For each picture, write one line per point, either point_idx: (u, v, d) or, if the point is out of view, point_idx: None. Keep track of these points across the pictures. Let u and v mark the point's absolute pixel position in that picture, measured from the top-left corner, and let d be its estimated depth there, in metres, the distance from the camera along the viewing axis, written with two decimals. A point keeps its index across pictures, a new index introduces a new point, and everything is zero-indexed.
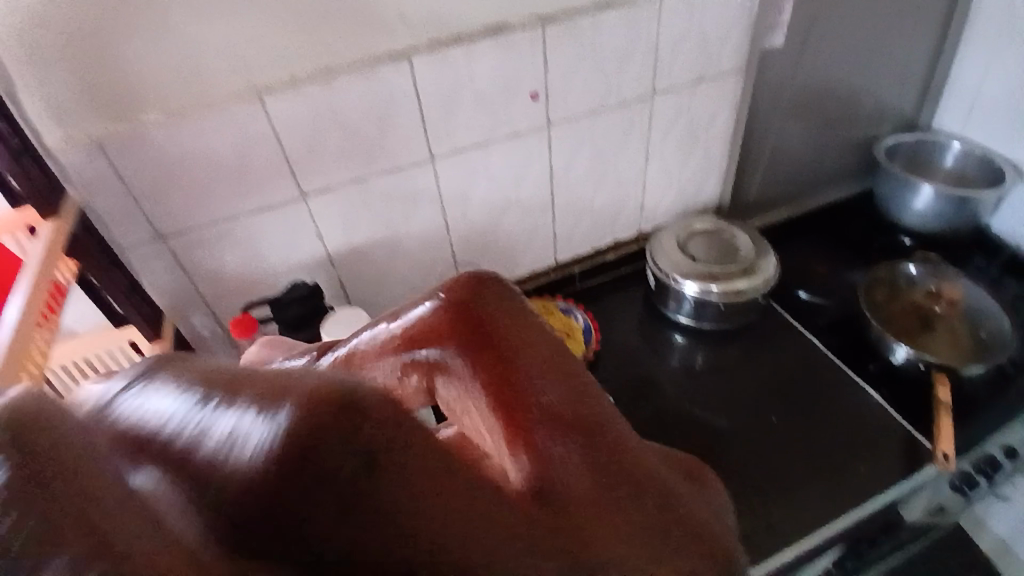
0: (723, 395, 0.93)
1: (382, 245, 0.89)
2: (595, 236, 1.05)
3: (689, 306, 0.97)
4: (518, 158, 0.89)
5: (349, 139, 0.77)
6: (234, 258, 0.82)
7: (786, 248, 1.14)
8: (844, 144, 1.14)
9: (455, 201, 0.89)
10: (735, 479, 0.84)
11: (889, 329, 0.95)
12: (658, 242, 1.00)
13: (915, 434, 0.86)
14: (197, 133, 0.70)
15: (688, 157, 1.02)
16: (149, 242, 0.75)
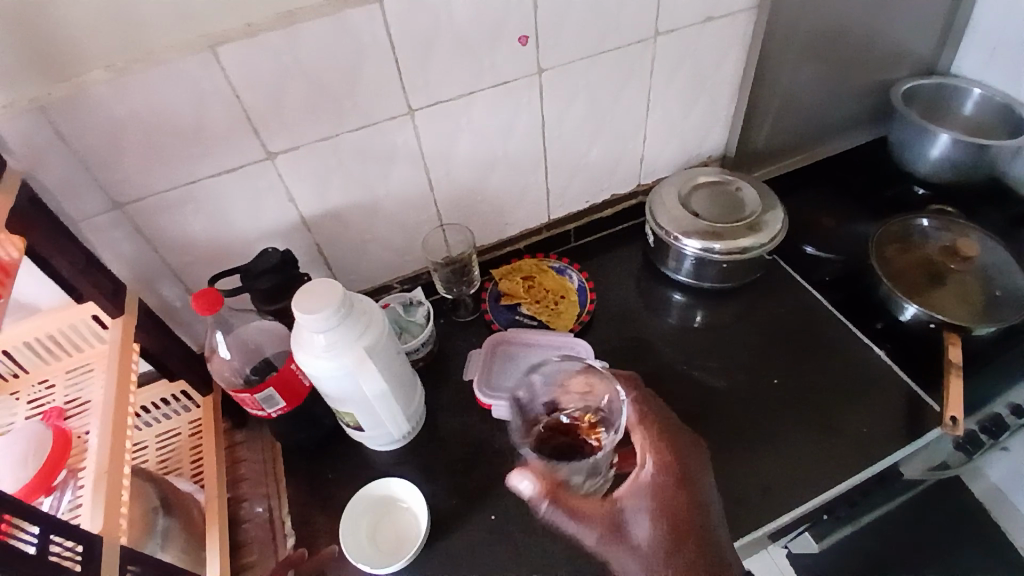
0: (722, 353, 0.89)
1: (359, 206, 0.83)
2: (590, 191, 0.98)
3: (690, 265, 0.92)
4: (504, 108, 0.82)
5: (317, 93, 0.70)
6: (200, 223, 0.76)
7: (793, 199, 1.07)
8: (860, 87, 1.05)
9: (437, 156, 0.82)
10: (731, 440, 0.79)
11: (898, 284, 0.89)
12: (657, 197, 0.94)
13: (922, 394, 0.81)
14: (146, 92, 0.63)
15: (691, 103, 0.94)
16: (105, 211, 0.70)
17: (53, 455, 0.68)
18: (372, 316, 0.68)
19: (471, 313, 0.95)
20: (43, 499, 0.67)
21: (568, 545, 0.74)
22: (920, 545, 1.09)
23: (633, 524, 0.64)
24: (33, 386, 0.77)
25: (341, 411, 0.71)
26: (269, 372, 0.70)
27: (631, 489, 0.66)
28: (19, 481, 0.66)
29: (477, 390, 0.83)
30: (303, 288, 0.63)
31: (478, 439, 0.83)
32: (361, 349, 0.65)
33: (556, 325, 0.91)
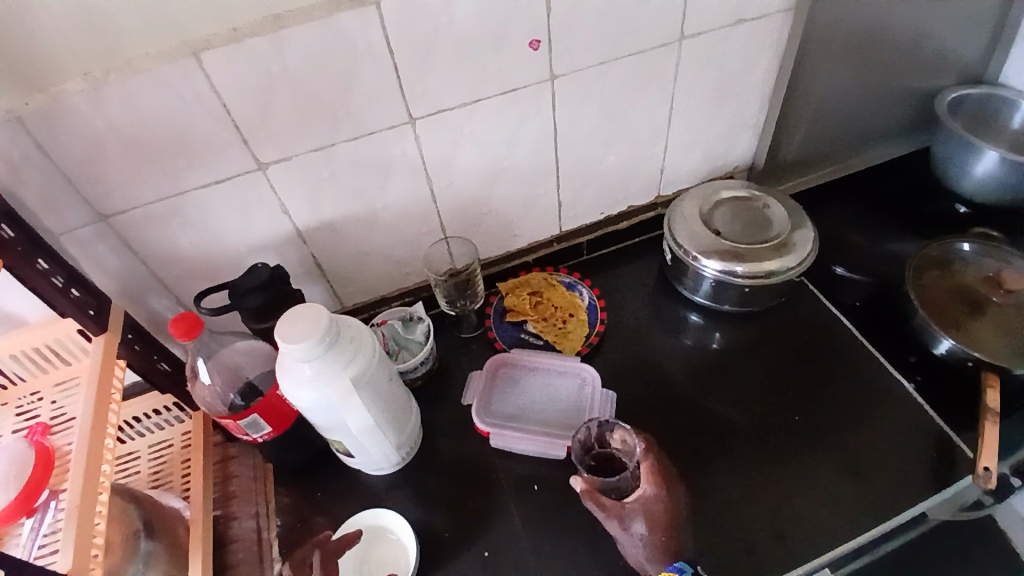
0: (740, 382, 0.83)
1: (357, 217, 0.78)
2: (604, 202, 0.93)
3: (708, 287, 0.86)
4: (511, 117, 0.76)
5: (309, 102, 0.65)
6: (189, 234, 0.72)
7: (824, 213, 1.00)
8: (903, 93, 0.97)
9: (439, 166, 0.77)
10: (744, 480, 0.74)
11: (934, 315, 0.82)
12: (677, 211, 0.88)
13: (955, 438, 0.75)
14: (127, 101, 0.59)
15: (715, 111, 0.87)
16: (88, 223, 0.66)
17: (34, 476, 0.65)
18: (362, 342, 0.64)
19: (475, 328, 0.91)
20: (25, 520, 0.65)
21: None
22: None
23: (636, 526, 0.67)
24: (23, 397, 0.75)
25: (331, 438, 0.67)
26: (255, 398, 0.66)
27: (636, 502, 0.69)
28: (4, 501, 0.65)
29: (475, 416, 0.79)
30: (287, 315, 0.59)
31: (474, 465, 0.79)
32: (348, 380, 0.61)
33: (563, 346, 0.86)
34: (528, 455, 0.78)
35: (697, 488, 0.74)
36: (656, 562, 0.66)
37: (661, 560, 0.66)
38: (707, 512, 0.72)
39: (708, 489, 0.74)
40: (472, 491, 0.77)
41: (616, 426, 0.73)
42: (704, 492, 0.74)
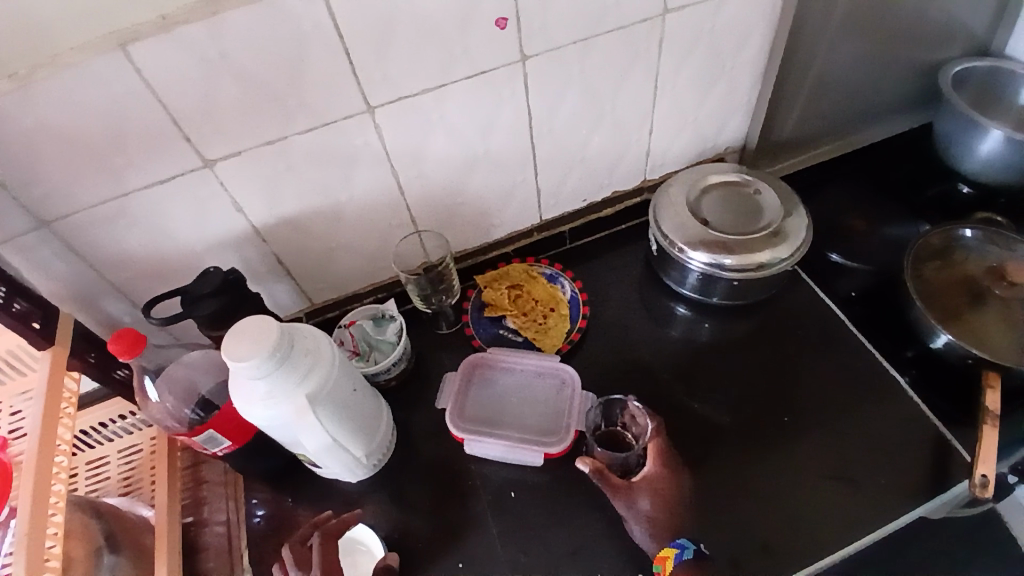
0: (727, 380, 0.80)
1: (321, 213, 0.73)
2: (587, 189, 0.88)
3: (695, 279, 0.81)
4: (482, 102, 0.70)
5: (254, 94, 0.60)
6: (139, 237, 0.67)
7: (821, 195, 0.94)
8: (907, 64, 0.91)
9: (408, 157, 0.72)
10: (728, 484, 0.72)
11: (932, 307, 0.78)
12: (662, 199, 0.82)
13: (950, 438, 0.72)
14: (57, 100, 0.54)
15: (705, 89, 0.81)
16: (29, 230, 0.61)
17: None
18: (318, 354, 0.60)
19: (453, 324, 0.87)
20: None
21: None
22: (948, 560, 0.99)
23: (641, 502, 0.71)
24: None
25: (295, 452, 0.64)
26: (212, 411, 0.63)
27: (641, 479, 0.72)
28: None
29: (450, 422, 0.76)
30: (232, 332, 0.55)
31: (450, 471, 0.76)
32: (304, 396, 0.57)
33: (543, 344, 0.83)
34: (504, 460, 0.76)
35: (680, 495, 0.71)
36: (655, 544, 0.69)
37: (662, 535, 0.69)
38: (693, 524, 0.69)
39: (694, 497, 0.71)
40: (448, 498, 0.75)
41: (627, 403, 0.76)
42: (689, 502, 0.71)
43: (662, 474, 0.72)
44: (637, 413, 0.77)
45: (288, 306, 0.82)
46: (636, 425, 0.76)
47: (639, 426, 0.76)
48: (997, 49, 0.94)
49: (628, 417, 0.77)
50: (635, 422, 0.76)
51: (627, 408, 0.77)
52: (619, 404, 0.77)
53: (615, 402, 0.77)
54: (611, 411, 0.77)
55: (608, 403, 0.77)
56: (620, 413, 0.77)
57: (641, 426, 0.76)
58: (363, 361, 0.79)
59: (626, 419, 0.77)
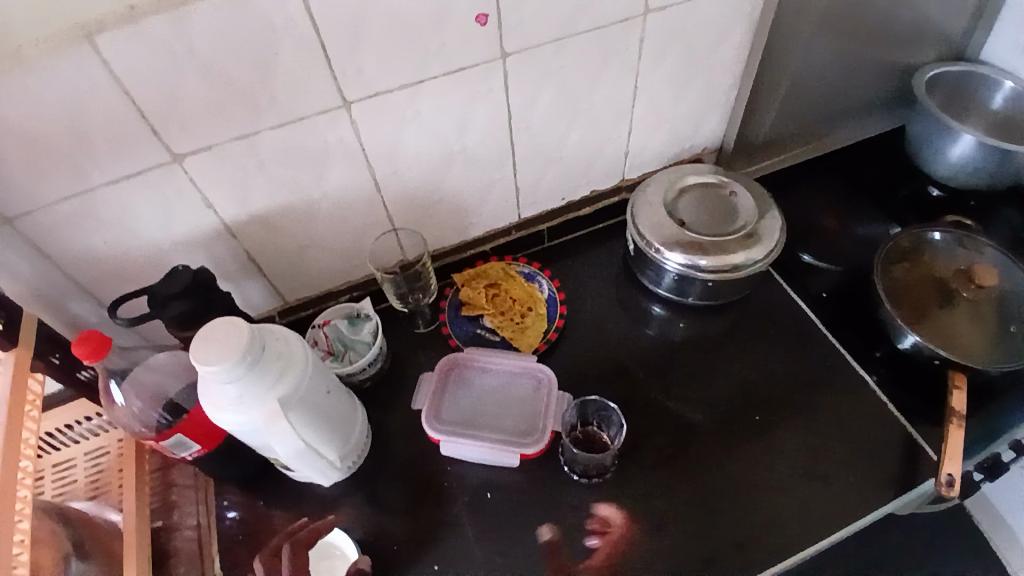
0: (701, 380, 0.80)
1: (294, 210, 0.72)
2: (565, 187, 0.87)
3: (671, 280, 0.82)
4: (460, 99, 0.69)
5: (224, 88, 0.58)
6: (104, 235, 0.65)
7: (795, 195, 0.95)
8: (881, 67, 0.92)
9: (384, 154, 0.71)
10: (699, 483, 0.73)
11: (902, 308, 0.80)
12: (640, 199, 0.82)
13: (915, 436, 0.74)
14: (15, 92, 0.51)
15: (683, 89, 0.81)
16: None
17: None
18: (290, 357, 0.59)
19: (429, 323, 0.86)
20: None
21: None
22: (912, 549, 1.03)
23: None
24: None
25: (267, 456, 0.63)
26: (181, 416, 0.62)
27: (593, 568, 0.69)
28: None
29: (425, 423, 0.75)
30: (200, 335, 0.53)
31: (426, 471, 0.76)
32: (275, 399, 0.56)
33: (520, 344, 0.83)
34: (479, 462, 0.76)
35: (655, 494, 0.72)
36: (626, 544, 0.70)
37: (634, 543, 0.70)
38: (661, 524, 0.70)
39: (669, 497, 0.72)
40: (424, 499, 0.74)
41: (601, 402, 0.76)
42: (664, 501, 0.72)
43: (631, 475, 0.74)
44: (609, 411, 0.76)
45: (260, 305, 0.81)
46: (609, 425, 0.77)
47: (611, 427, 0.77)
48: (967, 53, 0.96)
49: (601, 416, 0.77)
50: (608, 421, 0.77)
51: (599, 406, 0.77)
52: (591, 403, 0.77)
53: (588, 401, 0.77)
54: (584, 411, 0.77)
55: (580, 403, 0.77)
56: (593, 411, 0.77)
57: (614, 427, 0.76)
58: (338, 361, 0.78)
59: (599, 419, 0.77)
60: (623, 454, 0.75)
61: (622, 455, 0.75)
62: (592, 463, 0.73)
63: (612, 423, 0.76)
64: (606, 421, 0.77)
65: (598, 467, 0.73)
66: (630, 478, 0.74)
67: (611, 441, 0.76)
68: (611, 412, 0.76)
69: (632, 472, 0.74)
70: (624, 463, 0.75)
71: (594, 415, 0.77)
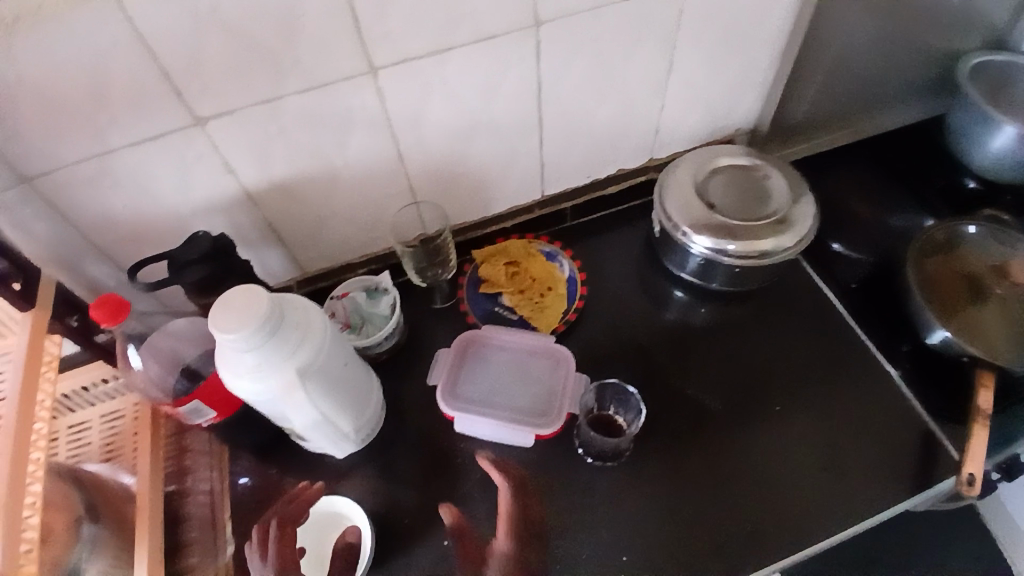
0: (722, 367, 0.79)
1: (314, 177, 0.70)
2: (590, 165, 0.85)
3: (696, 264, 0.80)
4: (489, 68, 0.67)
5: (249, 48, 0.56)
6: (123, 197, 0.63)
7: (825, 181, 0.93)
8: (925, 50, 0.88)
9: (408, 122, 0.69)
10: (714, 471, 0.72)
11: (932, 303, 0.78)
12: (668, 179, 0.80)
13: (938, 434, 0.73)
14: (38, 48, 0.49)
15: (719, 65, 0.78)
16: (8, 186, 0.57)
17: None
18: (309, 327, 0.58)
19: (447, 299, 0.85)
20: None
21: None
22: (917, 543, 1.03)
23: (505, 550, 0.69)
24: None
25: (282, 425, 0.63)
26: (198, 382, 0.61)
27: (502, 529, 0.70)
28: None
29: (439, 398, 0.75)
30: (219, 302, 0.52)
31: (439, 448, 0.76)
32: (290, 370, 0.55)
33: (539, 324, 0.81)
34: (493, 440, 0.75)
35: (667, 481, 0.71)
36: (640, 529, 0.69)
37: (647, 529, 0.69)
38: (675, 511, 0.70)
39: (681, 485, 0.71)
40: (437, 475, 0.74)
41: (620, 385, 0.75)
42: (676, 488, 0.71)
43: (646, 460, 0.73)
44: (627, 395, 0.75)
45: (278, 274, 0.80)
46: (625, 408, 0.76)
47: (628, 409, 0.75)
48: (1016, 39, 0.91)
49: (619, 399, 0.76)
50: (625, 404, 0.75)
51: (618, 389, 0.75)
52: (609, 385, 0.76)
53: (607, 383, 0.76)
54: (601, 393, 0.76)
55: (598, 385, 0.75)
56: (610, 394, 0.76)
57: (631, 410, 0.75)
58: (355, 334, 0.77)
59: (615, 401, 0.76)
60: (639, 438, 0.74)
61: (639, 439, 0.74)
62: (609, 446, 0.72)
63: (630, 406, 0.75)
64: (624, 404, 0.76)
65: (614, 451, 0.72)
66: (645, 462, 0.73)
67: (626, 424, 0.75)
68: (629, 396, 0.75)
69: (647, 456, 0.73)
70: (640, 447, 0.74)
71: (611, 397, 0.76)
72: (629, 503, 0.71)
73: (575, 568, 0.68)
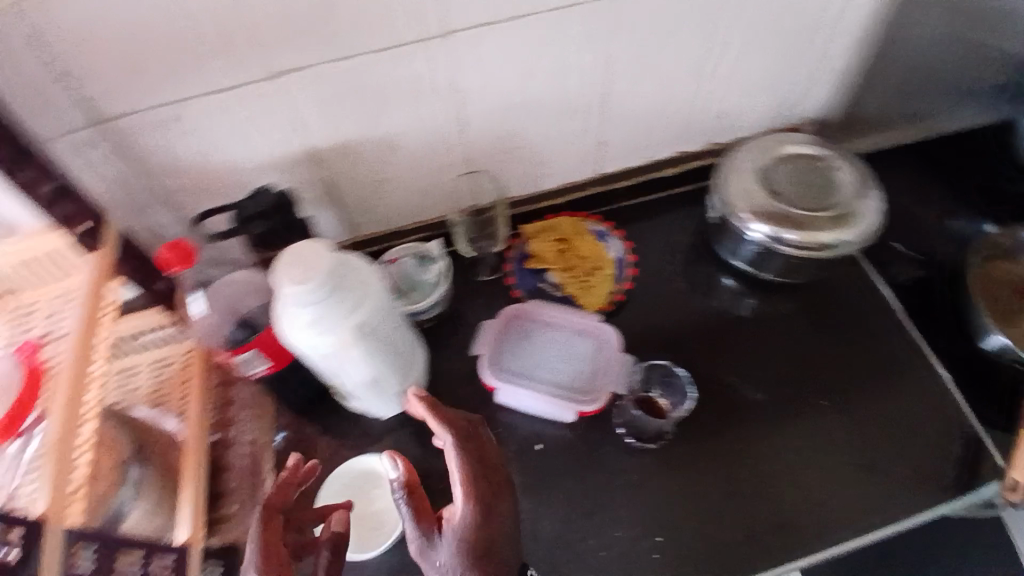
0: (765, 357, 0.78)
1: (374, 141, 0.70)
2: (648, 146, 0.84)
3: (752, 251, 0.79)
4: (561, 41, 0.66)
5: (330, 6, 0.55)
6: (191, 146, 0.64)
7: (886, 180, 0.90)
8: (1006, 51, 0.85)
9: (473, 91, 0.68)
10: (746, 461, 0.72)
11: (989, 308, 0.76)
12: (732, 163, 0.79)
13: (986, 441, 0.71)
14: None
15: (793, 52, 0.76)
16: (82, 128, 0.59)
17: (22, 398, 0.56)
18: (366, 287, 0.58)
19: (492, 272, 0.85)
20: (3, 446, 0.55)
21: (562, 557, 0.68)
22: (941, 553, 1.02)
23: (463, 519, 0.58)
24: (16, 308, 0.64)
25: (332, 379, 0.64)
26: (255, 331, 0.63)
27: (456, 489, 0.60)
28: None
29: (483, 368, 0.75)
30: (285, 252, 0.53)
31: (476, 418, 0.76)
32: (345, 328, 0.56)
33: (586, 302, 0.82)
34: (532, 413, 0.76)
35: (697, 468, 0.72)
36: (668, 514, 0.70)
37: (674, 513, 0.70)
38: (702, 496, 0.70)
39: (710, 472, 0.71)
40: None
41: (667, 367, 0.76)
42: (706, 477, 0.71)
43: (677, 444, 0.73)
44: (671, 377, 0.76)
45: (330, 235, 0.80)
46: (669, 392, 0.76)
47: (669, 392, 0.76)
48: None
49: (664, 381, 0.76)
50: (669, 388, 0.76)
51: (665, 370, 0.77)
52: (656, 365, 0.77)
53: (654, 364, 0.77)
54: (647, 374, 0.77)
55: (645, 365, 0.77)
56: (655, 375, 0.77)
57: (673, 393, 0.76)
58: (401, 299, 0.78)
59: (660, 384, 0.76)
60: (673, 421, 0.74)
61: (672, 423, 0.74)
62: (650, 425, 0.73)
63: (672, 388, 0.76)
64: (668, 387, 0.76)
65: (654, 431, 0.73)
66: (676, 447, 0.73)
67: (669, 407, 0.74)
68: (675, 377, 0.76)
69: (679, 440, 0.73)
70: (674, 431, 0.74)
71: (656, 378, 0.77)
72: (657, 488, 0.71)
73: (602, 546, 0.68)
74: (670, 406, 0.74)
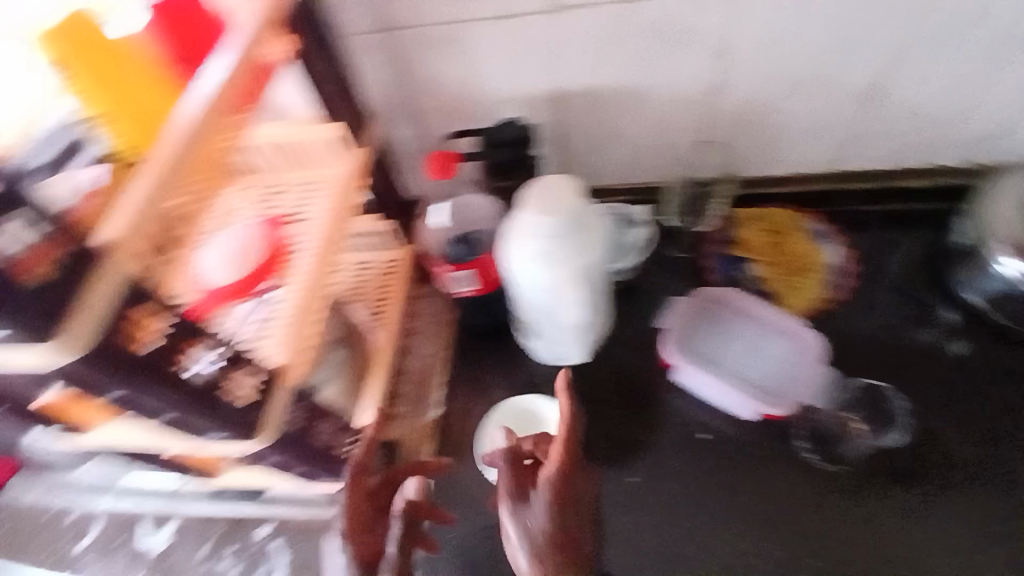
0: (965, 412, 0.70)
1: (622, 94, 0.72)
2: (897, 153, 0.76)
3: (1002, 288, 0.68)
4: (847, 20, 0.62)
5: None
6: (456, 66, 0.70)
7: None
8: None
9: (736, 60, 0.67)
10: (907, 512, 0.66)
11: None
12: (1003, 184, 0.69)
13: None
14: None
15: None
16: (377, 31, 0.67)
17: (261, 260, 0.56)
18: (591, 235, 0.60)
19: (685, 251, 0.84)
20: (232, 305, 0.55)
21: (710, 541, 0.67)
22: None
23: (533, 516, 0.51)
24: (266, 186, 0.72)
25: (530, 315, 0.68)
26: (475, 252, 0.67)
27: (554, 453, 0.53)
28: (224, 276, 0.54)
29: (666, 343, 0.74)
30: (529, 185, 0.58)
31: (634, 389, 0.76)
32: (568, 267, 0.59)
33: (788, 301, 0.79)
34: (705, 401, 0.74)
35: (851, 501, 0.67)
36: (808, 537, 0.66)
37: (815, 537, 0.66)
38: (847, 531, 0.66)
39: (863, 510, 0.67)
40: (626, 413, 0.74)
41: (876, 392, 0.71)
42: (858, 513, 0.67)
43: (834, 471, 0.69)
44: (873, 402, 0.70)
45: None
46: (866, 418, 0.70)
47: (857, 417, 0.70)
48: None
49: (862, 405, 0.70)
50: (869, 413, 0.70)
51: (876, 394, 0.71)
52: (866, 385, 0.72)
53: (864, 382, 0.72)
54: (845, 393, 0.71)
55: (846, 383, 0.72)
56: (852, 396, 0.71)
57: (866, 421, 0.70)
58: None
59: (856, 405, 0.70)
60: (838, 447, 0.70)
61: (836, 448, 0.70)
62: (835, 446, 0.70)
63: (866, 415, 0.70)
64: (866, 411, 0.70)
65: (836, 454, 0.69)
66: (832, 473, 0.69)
67: (857, 432, 0.69)
68: (880, 403, 0.71)
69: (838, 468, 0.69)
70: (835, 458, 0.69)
71: (852, 400, 0.71)
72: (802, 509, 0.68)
73: (733, 547, 0.66)
74: (863, 432, 0.69)
